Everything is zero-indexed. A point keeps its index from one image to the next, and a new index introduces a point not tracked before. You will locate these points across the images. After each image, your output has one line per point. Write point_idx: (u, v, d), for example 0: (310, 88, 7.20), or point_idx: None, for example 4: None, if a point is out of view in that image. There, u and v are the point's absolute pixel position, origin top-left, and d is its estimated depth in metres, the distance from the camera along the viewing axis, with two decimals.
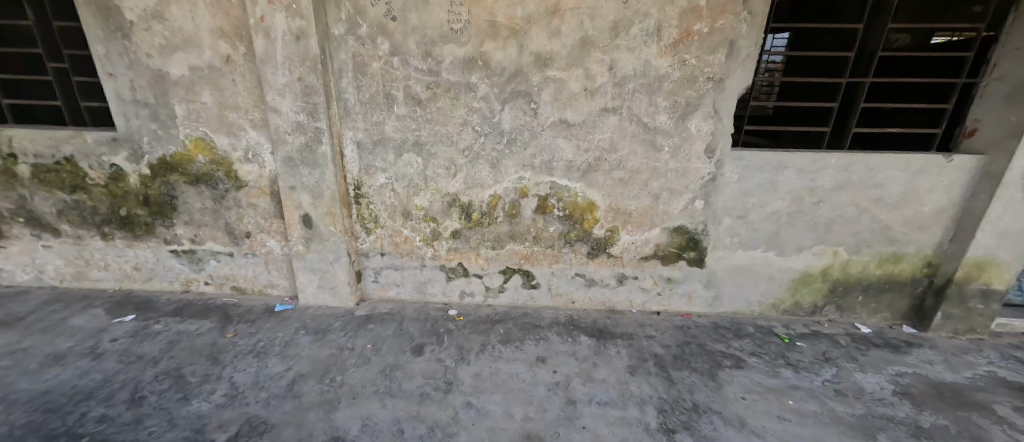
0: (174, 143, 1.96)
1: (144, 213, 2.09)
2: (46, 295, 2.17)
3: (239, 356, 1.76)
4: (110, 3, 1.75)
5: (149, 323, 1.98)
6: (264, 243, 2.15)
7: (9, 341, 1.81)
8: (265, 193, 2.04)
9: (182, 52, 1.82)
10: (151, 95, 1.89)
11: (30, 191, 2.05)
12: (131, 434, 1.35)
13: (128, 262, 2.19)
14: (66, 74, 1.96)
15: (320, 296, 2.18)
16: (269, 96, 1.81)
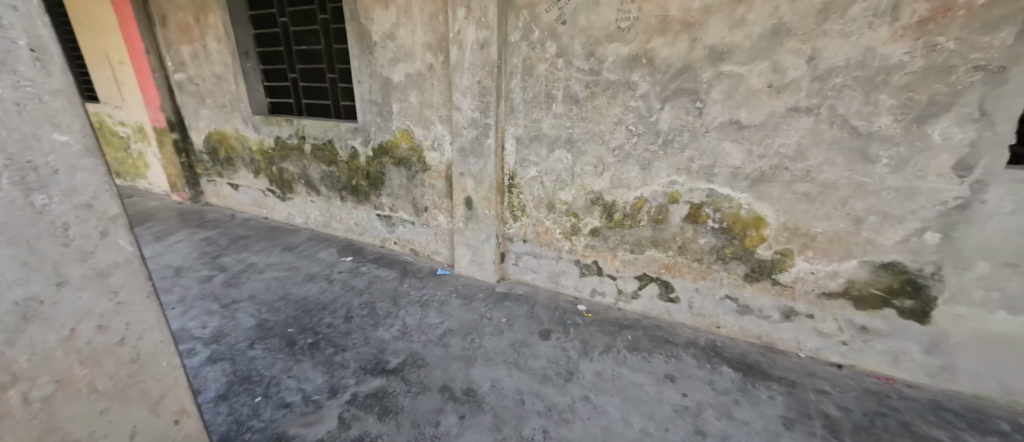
0: (388, 133, 2.57)
1: (365, 184, 2.81)
2: (308, 234, 3.15)
3: (410, 303, 2.22)
4: (366, 30, 2.40)
5: (359, 265, 2.67)
6: (436, 217, 2.61)
7: (288, 260, 2.72)
8: (442, 177, 2.48)
9: (402, 63, 2.36)
10: (380, 97, 2.51)
11: (308, 162, 3.00)
12: (343, 340, 1.89)
13: (352, 219, 2.99)
14: (335, 83, 2.78)
15: (470, 268, 2.53)
16: (455, 96, 2.18)
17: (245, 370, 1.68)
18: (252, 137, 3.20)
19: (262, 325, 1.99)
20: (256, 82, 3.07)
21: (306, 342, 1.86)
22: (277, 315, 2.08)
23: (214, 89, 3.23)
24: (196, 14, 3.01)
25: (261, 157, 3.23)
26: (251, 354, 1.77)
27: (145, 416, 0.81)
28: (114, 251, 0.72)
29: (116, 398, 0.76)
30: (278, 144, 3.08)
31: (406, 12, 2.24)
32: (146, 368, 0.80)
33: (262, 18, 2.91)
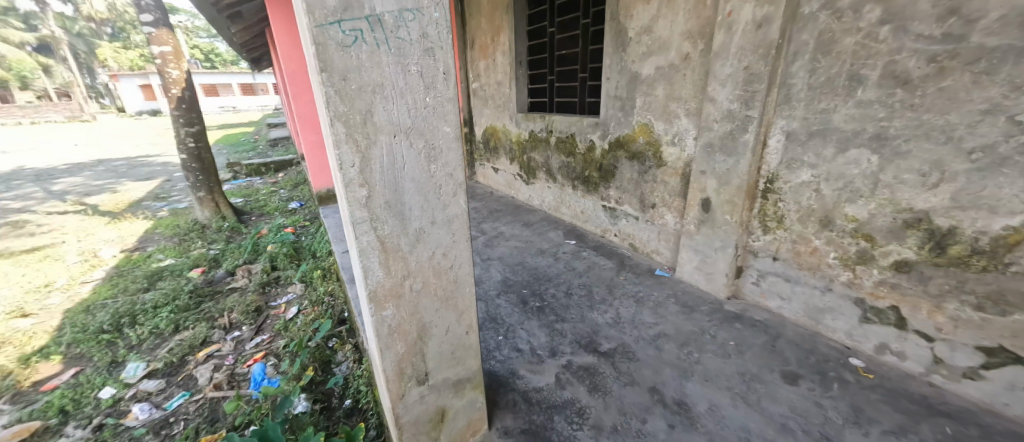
0: (627, 127, 2.59)
1: (596, 175, 2.95)
2: (540, 215, 3.61)
3: (625, 296, 2.21)
4: (623, 27, 2.48)
5: (580, 249, 2.85)
6: (663, 215, 2.48)
7: (525, 234, 3.18)
8: (678, 174, 2.32)
9: (655, 56, 2.31)
10: (625, 92, 2.55)
11: (550, 152, 3.39)
12: (562, 312, 2.07)
13: (579, 206, 3.21)
14: (585, 81, 3.00)
15: (695, 277, 2.27)
16: (712, 86, 1.97)
17: (491, 313, 2.10)
18: (513, 131, 3.88)
19: (505, 281, 2.42)
20: (523, 85, 3.68)
21: (534, 305, 2.14)
22: (515, 276, 2.48)
23: (494, 93, 4.08)
24: (492, 34, 3.86)
25: (516, 147, 3.88)
26: (496, 302, 2.19)
27: (453, 321, 1.17)
28: (456, 208, 1.04)
29: (445, 303, 1.13)
30: (530, 137, 3.62)
31: (668, 3, 2.18)
32: (459, 287, 1.14)
33: (534, 31, 3.43)
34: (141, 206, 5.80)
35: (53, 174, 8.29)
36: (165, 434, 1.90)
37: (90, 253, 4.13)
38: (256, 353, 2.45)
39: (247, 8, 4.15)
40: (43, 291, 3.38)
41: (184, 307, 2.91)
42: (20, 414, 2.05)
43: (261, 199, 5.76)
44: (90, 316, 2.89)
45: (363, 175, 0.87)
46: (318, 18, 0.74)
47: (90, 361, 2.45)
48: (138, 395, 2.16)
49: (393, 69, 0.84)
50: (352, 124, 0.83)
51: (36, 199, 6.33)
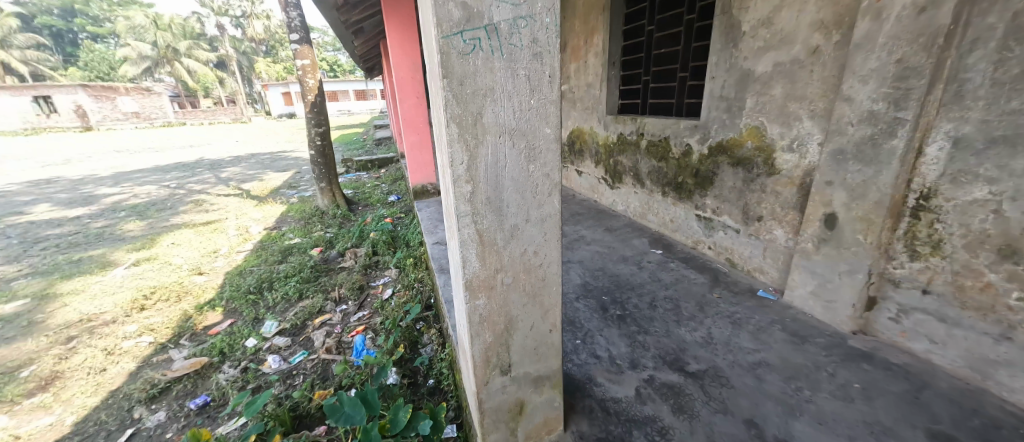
0: (733, 131, 2.35)
1: (691, 182, 2.73)
2: (625, 221, 3.46)
3: (720, 315, 2.01)
4: (736, 21, 2.26)
5: (668, 260, 2.67)
6: (771, 230, 2.21)
7: (607, 239, 3.08)
8: (794, 184, 2.04)
9: (774, 51, 2.06)
10: (733, 92, 2.32)
11: (641, 156, 3.23)
12: (646, 324, 1.97)
13: (669, 215, 3.00)
14: (685, 81, 2.81)
15: (810, 304, 1.95)
16: (847, 83, 1.68)
17: (569, 315, 2.07)
18: (601, 134, 3.78)
19: (584, 285, 2.36)
20: (614, 87, 3.57)
21: (615, 313, 2.06)
22: (595, 281, 2.41)
23: (583, 95, 4.03)
24: (585, 36, 3.81)
25: (603, 150, 3.78)
26: (575, 305, 2.15)
27: (538, 318, 1.20)
28: (550, 207, 1.06)
29: (532, 299, 1.16)
30: (619, 140, 3.50)
31: None
32: (546, 285, 1.16)
33: (631, 30, 3.31)
34: (278, 193, 6.96)
35: (221, 164, 10.40)
36: (289, 384, 2.26)
37: (242, 229, 5.08)
38: (358, 326, 2.79)
39: (368, 24, 4.72)
40: (211, 256, 4.26)
41: (306, 279, 3.43)
42: (195, 350, 2.62)
43: (366, 192, 6.50)
44: (241, 279, 3.57)
45: (469, 173, 0.95)
46: (445, 30, 0.82)
47: (240, 315, 3.03)
48: (272, 348, 2.62)
49: (503, 74, 0.90)
50: (465, 125, 0.90)
51: (209, 183, 7.99)
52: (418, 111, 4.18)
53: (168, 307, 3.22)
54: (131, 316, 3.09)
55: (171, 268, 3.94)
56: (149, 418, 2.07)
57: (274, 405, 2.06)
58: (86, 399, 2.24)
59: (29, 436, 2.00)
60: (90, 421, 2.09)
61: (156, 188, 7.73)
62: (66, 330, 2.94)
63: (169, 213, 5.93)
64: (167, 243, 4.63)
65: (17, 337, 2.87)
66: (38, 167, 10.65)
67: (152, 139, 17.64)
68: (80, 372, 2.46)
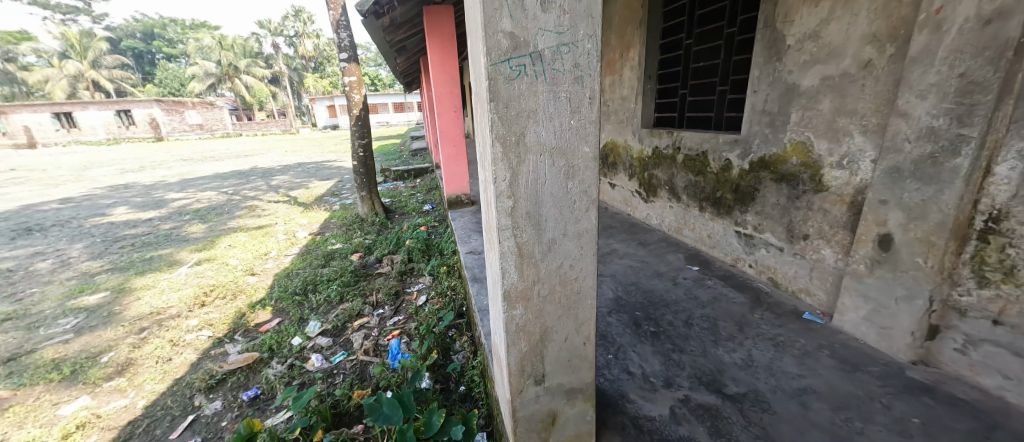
0: (777, 146, 2.28)
1: (731, 198, 2.66)
2: (660, 235, 3.40)
3: (761, 336, 1.94)
4: (780, 35, 2.21)
5: (705, 277, 2.59)
6: (819, 249, 2.11)
7: (640, 254, 3.03)
8: (844, 201, 1.95)
9: (822, 64, 1.99)
10: (777, 106, 2.26)
11: (677, 170, 3.18)
12: (681, 342, 1.92)
13: (707, 230, 2.93)
14: (725, 94, 2.76)
15: (863, 329, 1.83)
16: (903, 98, 1.59)
17: (601, 330, 2.06)
18: (635, 147, 3.76)
19: (617, 300, 2.34)
20: (650, 100, 3.55)
21: (648, 329, 2.03)
22: (627, 296, 2.38)
23: (618, 108, 4.02)
24: (620, 50, 3.83)
25: (637, 163, 3.75)
26: (607, 320, 2.13)
27: (573, 330, 1.22)
28: (586, 223, 1.09)
29: (567, 312, 1.19)
30: (654, 153, 3.46)
31: (846, 2, 1.86)
32: (581, 298, 1.18)
33: (668, 44, 3.29)
34: (322, 200, 7.38)
35: (272, 172, 11.17)
36: (330, 382, 2.39)
37: (290, 234, 5.43)
38: (393, 330, 2.90)
39: (411, 42, 4.96)
40: (262, 258, 4.58)
41: (346, 283, 3.61)
42: (247, 345, 2.83)
43: (402, 201, 6.75)
44: (288, 281, 3.81)
45: (511, 189, 1.00)
46: (494, 58, 0.89)
47: (287, 315, 3.24)
48: (315, 347, 2.77)
49: (546, 97, 0.95)
50: (508, 144, 0.97)
51: (262, 190, 8.61)
52: (455, 124, 4.34)
53: (225, 304, 3.49)
54: (193, 311, 3.38)
55: (228, 268, 4.27)
56: (207, 406, 2.26)
57: (317, 401, 2.18)
58: (155, 386, 2.47)
59: (108, 415, 2.24)
60: (157, 406, 2.30)
61: (216, 194, 8.42)
62: (139, 321, 3.25)
63: (226, 217, 6.45)
64: (224, 245, 5.03)
65: (99, 326, 3.22)
66: (118, 173, 11.89)
67: (213, 149, 19.23)
68: (150, 360, 2.72)
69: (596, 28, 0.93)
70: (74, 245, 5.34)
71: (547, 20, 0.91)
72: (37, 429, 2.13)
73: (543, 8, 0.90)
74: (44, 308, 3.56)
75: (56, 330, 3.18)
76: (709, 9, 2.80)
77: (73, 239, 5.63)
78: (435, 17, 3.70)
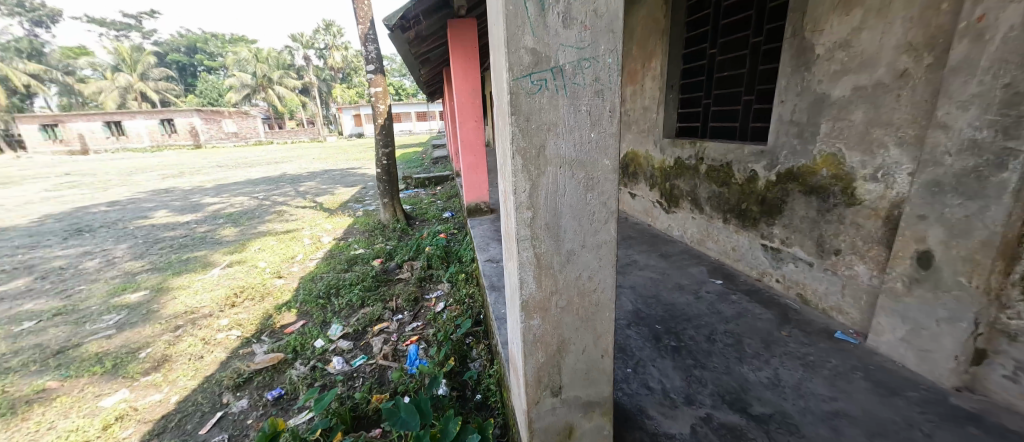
0: (806, 157, 2.21)
1: (757, 210, 2.59)
2: (681, 247, 3.33)
3: (789, 355, 1.86)
4: (808, 44, 2.16)
5: (729, 291, 2.52)
6: (851, 265, 2.02)
7: (661, 265, 2.97)
8: (879, 216, 1.86)
9: (854, 74, 1.93)
10: (805, 116, 2.20)
11: (700, 181, 3.12)
12: (703, 358, 1.87)
13: (731, 243, 2.85)
14: (750, 104, 2.70)
15: (901, 351, 1.74)
16: (942, 109, 1.51)
17: (620, 342, 2.03)
18: (657, 157, 3.71)
19: (636, 312, 2.30)
20: (672, 110, 3.51)
21: (669, 343, 1.99)
22: (647, 308, 2.34)
23: (639, 118, 3.98)
24: (642, 60, 3.80)
25: (658, 174, 3.70)
26: (626, 332, 2.10)
27: (590, 342, 1.21)
28: (605, 234, 1.09)
29: (585, 323, 1.18)
30: (676, 163, 3.41)
31: (879, 11, 1.80)
32: (599, 311, 1.18)
33: (691, 54, 3.26)
34: (346, 206, 7.60)
35: (300, 179, 11.60)
36: (350, 385, 2.44)
37: (316, 238, 5.61)
38: (412, 336, 2.94)
39: (434, 54, 5.10)
40: (289, 261, 4.74)
41: (368, 288, 3.69)
42: (273, 346, 2.93)
43: (423, 208, 6.87)
44: (313, 285, 3.93)
45: (530, 200, 1.02)
46: (516, 73, 0.92)
47: (311, 317, 3.34)
48: (336, 350, 2.84)
49: (567, 110, 0.97)
50: (528, 157, 0.98)
51: (290, 196, 8.95)
52: (475, 134, 4.40)
53: (253, 305, 3.63)
54: (224, 311, 3.53)
55: (257, 270, 4.45)
56: (235, 404, 2.34)
57: (337, 403, 2.23)
58: (187, 382, 2.59)
59: (144, 409, 2.36)
60: (189, 401, 2.41)
61: (248, 199, 8.80)
62: (174, 319, 3.42)
63: (257, 221, 6.72)
64: (254, 248, 5.24)
65: (138, 323, 3.40)
66: (160, 179, 12.62)
67: (247, 156, 20.14)
68: (183, 357, 2.86)
69: (617, 43, 0.94)
70: (119, 246, 5.68)
71: (568, 36, 0.93)
72: (80, 419, 2.27)
73: (565, 25, 0.92)
74: (91, 304, 3.80)
75: (100, 326, 3.38)
76: (734, 18, 2.77)
77: (118, 240, 6.00)
78: (459, 29, 3.80)
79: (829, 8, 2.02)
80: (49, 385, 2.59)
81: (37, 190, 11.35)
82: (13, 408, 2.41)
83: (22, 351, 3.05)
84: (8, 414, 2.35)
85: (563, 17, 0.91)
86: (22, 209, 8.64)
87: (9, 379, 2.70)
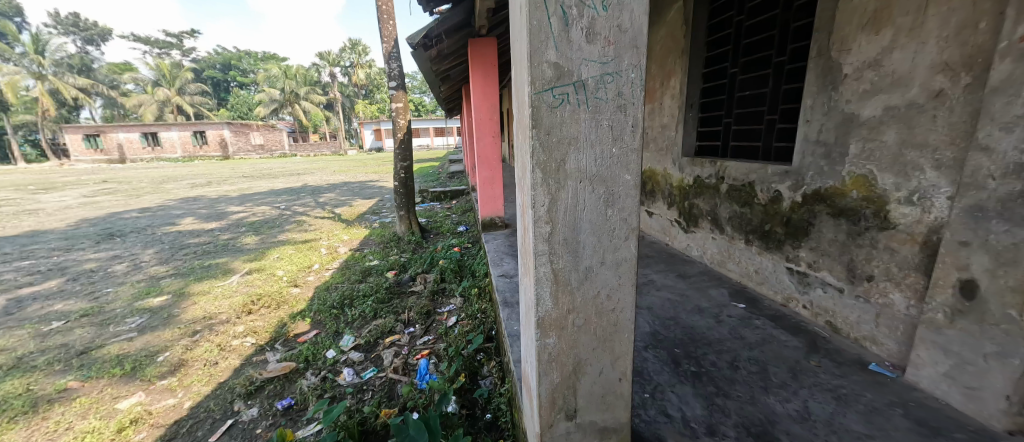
0: (834, 178, 2.13)
1: (782, 231, 2.49)
2: (701, 268, 3.23)
3: (819, 387, 1.75)
4: (834, 63, 2.11)
5: (752, 316, 2.41)
6: (886, 293, 1.91)
7: (680, 286, 2.88)
8: (915, 241, 1.77)
9: (884, 94, 1.87)
10: (833, 137, 2.13)
11: (720, 201, 3.05)
12: (727, 386, 1.78)
13: (753, 265, 2.75)
14: (774, 124, 2.64)
15: (944, 388, 1.61)
16: (984, 130, 1.43)
17: (637, 366, 1.94)
18: (675, 175, 3.65)
19: (654, 334, 2.21)
20: (691, 128, 3.46)
21: (689, 369, 1.90)
22: (665, 331, 2.25)
23: (657, 136, 3.95)
24: (661, 79, 3.80)
25: (677, 192, 3.63)
26: (643, 355, 2.02)
27: (608, 364, 1.16)
28: (625, 252, 1.06)
29: (602, 344, 1.14)
30: (696, 182, 3.34)
31: (910, 31, 1.75)
32: (618, 331, 1.13)
33: (711, 73, 3.23)
34: (363, 218, 7.73)
35: (321, 190, 11.88)
36: (360, 398, 2.41)
37: (332, 249, 5.69)
38: (422, 350, 2.90)
39: (454, 71, 5.21)
40: (305, 270, 4.81)
41: (381, 300, 3.68)
42: (286, 355, 2.94)
43: (438, 221, 6.93)
44: (327, 295, 3.95)
45: (549, 214, 1.00)
46: (538, 87, 0.91)
47: (323, 327, 3.35)
48: (347, 361, 2.83)
49: (588, 124, 0.96)
50: (548, 170, 0.97)
51: (310, 206, 9.15)
52: (491, 149, 4.42)
53: (269, 312, 3.68)
54: (241, 318, 3.59)
55: (275, 279, 4.52)
56: (246, 412, 2.34)
57: (346, 417, 2.21)
58: (201, 388, 2.61)
59: (158, 413, 2.38)
60: (201, 407, 2.42)
61: (270, 209, 9.04)
62: (192, 325, 3.48)
63: (278, 230, 6.89)
64: (274, 257, 5.35)
65: (159, 326, 3.47)
66: (189, 187, 13.13)
67: (271, 167, 20.76)
68: (199, 362, 2.89)
69: (641, 58, 0.93)
70: (147, 251, 5.88)
71: (591, 51, 0.93)
72: (97, 420, 2.30)
73: (588, 40, 0.92)
74: (116, 307, 3.91)
75: (123, 328, 3.46)
76: (756, 38, 2.74)
77: (146, 245, 6.21)
78: (477, 47, 3.89)
79: (857, 27, 1.97)
80: (71, 385, 2.65)
81: (76, 195, 11.93)
82: (35, 406, 2.46)
83: (49, 350, 3.14)
84: (30, 412, 2.40)
85: (587, 32, 0.91)
86: (61, 213, 9.09)
87: (34, 377, 2.77)
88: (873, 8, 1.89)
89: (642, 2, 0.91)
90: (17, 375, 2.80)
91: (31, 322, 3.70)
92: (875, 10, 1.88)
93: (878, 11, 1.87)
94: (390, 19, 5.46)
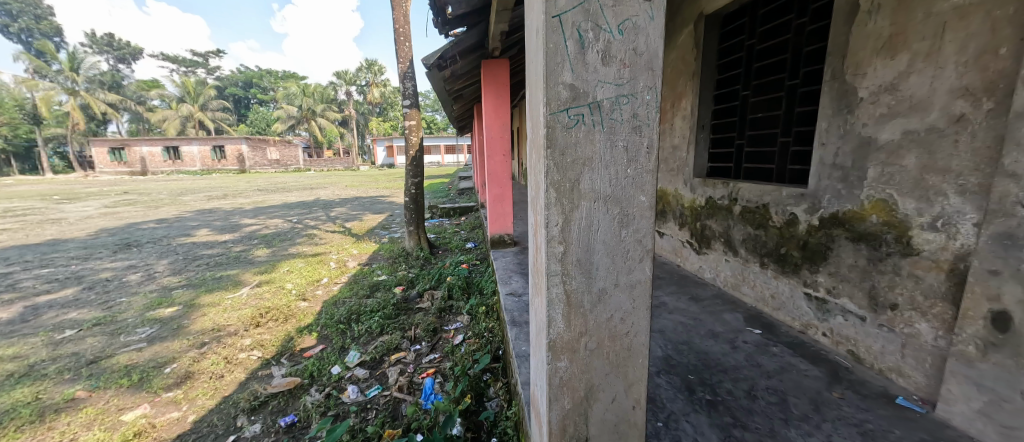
0: (852, 202, 2.08)
1: (798, 255, 2.43)
2: (714, 291, 3.16)
3: (843, 421, 1.67)
4: (849, 86, 2.09)
5: (769, 343, 2.33)
6: (911, 322, 1.83)
7: (692, 310, 2.81)
8: (941, 269, 1.71)
9: (902, 118, 1.84)
10: (850, 160, 2.09)
11: (733, 222, 3.00)
12: (743, 416, 1.70)
13: (770, 289, 2.67)
14: (788, 146, 2.61)
15: (979, 426, 1.52)
16: (1011, 155, 1.39)
17: (650, 392, 1.87)
18: (687, 196, 3.61)
19: (667, 359, 2.15)
20: (703, 149, 3.44)
21: (703, 397, 1.83)
22: (678, 356, 2.18)
23: (668, 156, 3.92)
24: (672, 100, 3.81)
25: (689, 213, 3.58)
26: (656, 381, 1.94)
27: (621, 390, 1.12)
28: (640, 273, 1.04)
29: (615, 369, 1.10)
30: (708, 203, 3.30)
31: (927, 56, 1.74)
32: (632, 356, 1.10)
33: (723, 95, 3.24)
34: (372, 233, 7.79)
35: (332, 205, 12.01)
36: (363, 417, 2.37)
37: (341, 263, 5.71)
38: (428, 368, 2.86)
39: (467, 91, 5.31)
40: (314, 285, 4.80)
41: (388, 316, 3.64)
42: (291, 370, 2.91)
43: (446, 238, 6.93)
44: (335, 309, 3.95)
45: (562, 234, 0.99)
46: (554, 108, 0.92)
47: (330, 342, 3.33)
48: (352, 378, 2.79)
49: (603, 145, 0.95)
50: (562, 191, 0.96)
51: (321, 220, 9.23)
52: (502, 166, 4.46)
53: (276, 326, 3.68)
54: (248, 330, 3.59)
55: (283, 291, 4.54)
56: (248, 428, 2.32)
57: (348, 436, 2.17)
58: (204, 401, 2.59)
59: (162, 426, 2.36)
60: (204, 422, 2.40)
61: (282, 222, 9.15)
62: (201, 336, 3.50)
63: (288, 243, 6.96)
64: (283, 270, 5.38)
65: (168, 337, 3.49)
66: (206, 200, 13.34)
67: (285, 182, 21.09)
68: (205, 375, 2.88)
69: (656, 80, 0.93)
70: (161, 261, 5.97)
71: (606, 73, 0.93)
72: (101, 432, 2.28)
73: (604, 62, 0.92)
74: (128, 317, 3.95)
75: (133, 338, 3.49)
76: (767, 61, 2.75)
77: (161, 256, 6.31)
78: (490, 68, 3.97)
79: (871, 52, 1.96)
80: (78, 395, 2.65)
81: (97, 206, 12.25)
82: (42, 416, 2.46)
83: (60, 359, 3.17)
84: (37, 422, 2.41)
85: (602, 55, 0.92)
86: (83, 222, 9.36)
87: (43, 386, 2.78)
88: (888, 33, 1.89)
89: (658, 26, 0.92)
90: (27, 383, 2.82)
91: (45, 330, 3.74)
92: (890, 34, 1.88)
93: (892, 36, 1.87)
94: (406, 41, 5.61)
